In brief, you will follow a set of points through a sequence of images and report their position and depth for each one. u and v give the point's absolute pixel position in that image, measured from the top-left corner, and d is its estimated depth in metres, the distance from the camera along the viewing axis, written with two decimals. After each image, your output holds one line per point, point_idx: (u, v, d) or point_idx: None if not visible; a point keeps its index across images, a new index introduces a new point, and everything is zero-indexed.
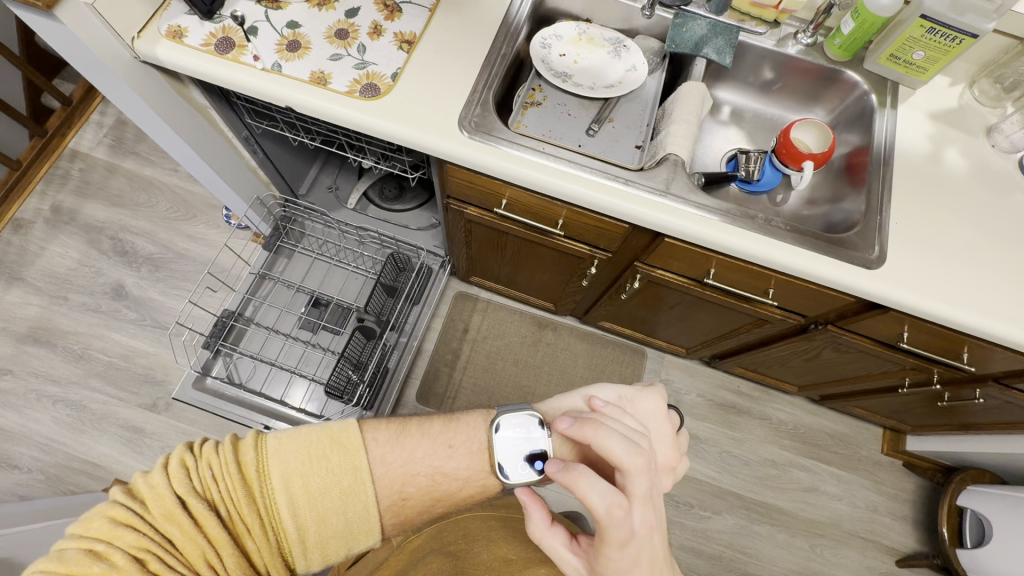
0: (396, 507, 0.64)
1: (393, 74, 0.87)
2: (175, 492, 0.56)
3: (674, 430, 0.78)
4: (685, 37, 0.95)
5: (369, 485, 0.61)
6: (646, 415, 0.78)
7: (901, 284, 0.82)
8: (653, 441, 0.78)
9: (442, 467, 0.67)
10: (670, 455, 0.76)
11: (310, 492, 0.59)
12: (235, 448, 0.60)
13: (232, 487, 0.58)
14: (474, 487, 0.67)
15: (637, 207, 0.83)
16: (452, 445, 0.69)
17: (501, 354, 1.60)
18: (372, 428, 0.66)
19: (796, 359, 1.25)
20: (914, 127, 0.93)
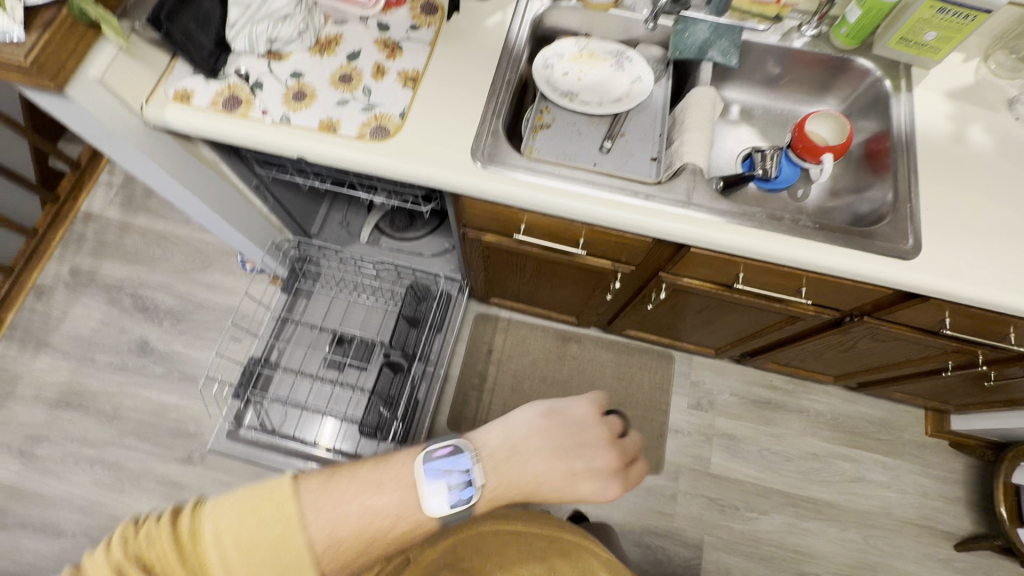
0: (331, 556, 0.56)
1: (401, 113, 0.87)
2: (112, 565, 0.51)
3: (611, 432, 0.71)
4: (688, 43, 0.94)
5: (302, 535, 0.54)
6: (579, 420, 0.71)
7: (940, 272, 0.80)
8: (589, 444, 0.69)
9: (372, 506, 0.59)
10: (609, 458, 0.68)
11: (241, 550, 0.53)
12: (173, 515, 0.54)
13: (168, 554, 0.52)
14: (405, 525, 0.60)
15: (659, 221, 0.82)
16: (382, 482, 0.61)
17: (528, 373, 1.58)
18: (304, 475, 0.58)
19: (831, 350, 1.23)
20: (933, 108, 0.91)
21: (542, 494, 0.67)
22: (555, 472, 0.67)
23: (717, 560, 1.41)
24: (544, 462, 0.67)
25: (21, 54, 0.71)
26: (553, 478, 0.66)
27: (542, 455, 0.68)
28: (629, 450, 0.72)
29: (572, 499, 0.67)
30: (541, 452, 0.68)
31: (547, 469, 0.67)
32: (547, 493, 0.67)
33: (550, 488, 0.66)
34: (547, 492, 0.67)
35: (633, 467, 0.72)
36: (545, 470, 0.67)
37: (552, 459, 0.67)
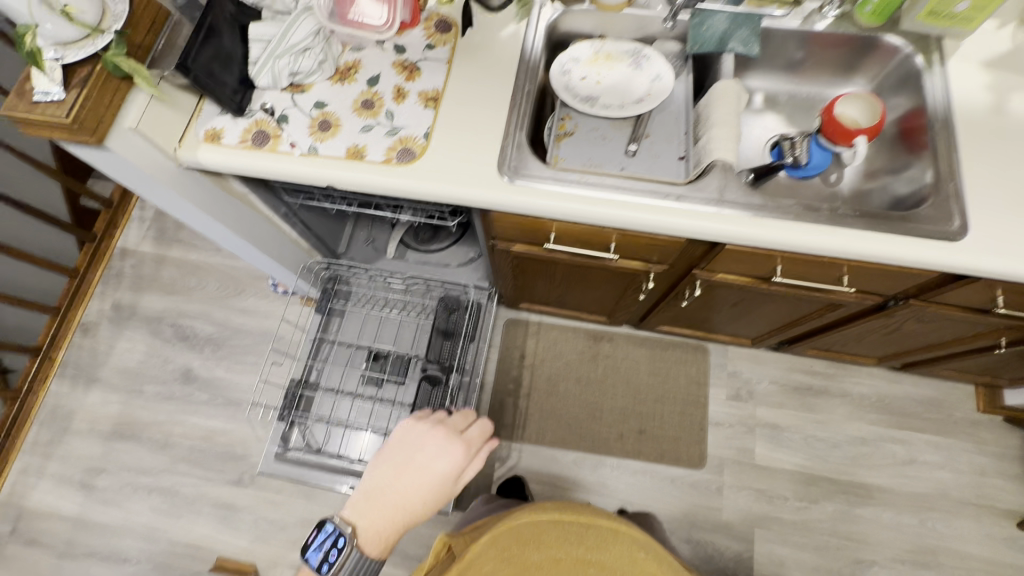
0: None
1: (425, 133, 0.88)
2: None
3: (431, 429, 0.91)
4: (706, 36, 0.93)
5: None
6: (404, 440, 0.90)
7: (991, 252, 0.77)
8: (421, 449, 0.89)
9: None
10: (437, 447, 0.89)
11: None
12: None
13: None
14: None
15: (692, 221, 0.81)
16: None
17: (562, 375, 1.59)
18: None
19: (875, 333, 1.19)
20: (970, 80, 0.87)
21: (413, 493, 0.84)
22: (410, 473, 0.86)
23: (768, 551, 1.40)
24: (397, 472, 0.86)
25: (63, 114, 0.74)
26: (408, 477, 0.85)
27: (396, 468, 0.86)
28: (458, 421, 0.96)
29: (434, 481, 0.85)
30: (394, 470, 0.86)
31: (402, 477, 0.85)
32: (414, 490, 0.84)
33: (416, 485, 0.85)
34: (414, 488, 0.84)
35: (468, 432, 0.93)
36: (402, 477, 0.85)
37: (400, 470, 0.86)
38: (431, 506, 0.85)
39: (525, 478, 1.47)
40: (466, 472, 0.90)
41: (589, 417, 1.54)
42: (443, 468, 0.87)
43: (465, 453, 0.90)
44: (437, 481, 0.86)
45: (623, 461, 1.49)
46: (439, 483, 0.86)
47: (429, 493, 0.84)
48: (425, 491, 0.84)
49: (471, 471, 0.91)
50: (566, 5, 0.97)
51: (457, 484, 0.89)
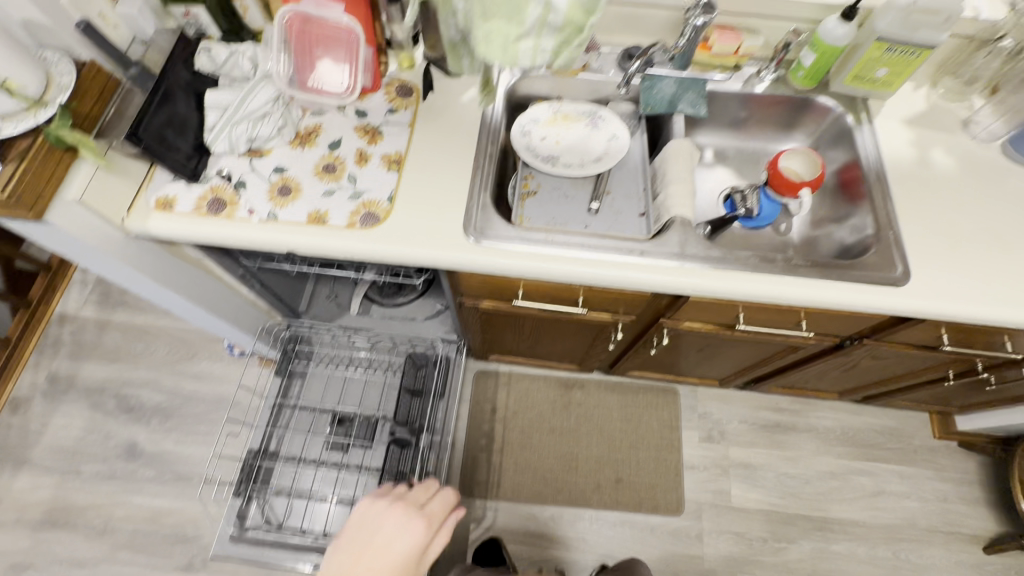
0: None
1: (389, 197, 0.87)
2: None
3: (390, 506, 0.91)
4: (657, 99, 0.98)
5: None
6: (362, 521, 0.88)
7: (933, 295, 0.82)
8: (381, 529, 0.87)
9: None
10: (397, 524, 0.88)
11: None
12: None
13: None
14: None
15: (656, 276, 0.83)
16: None
17: (535, 426, 1.56)
18: None
19: (834, 370, 1.24)
20: (895, 137, 0.95)
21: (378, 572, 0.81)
22: (370, 553, 0.83)
23: None
24: (358, 556, 0.83)
25: None
26: (369, 559, 0.82)
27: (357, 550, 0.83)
28: (418, 496, 0.96)
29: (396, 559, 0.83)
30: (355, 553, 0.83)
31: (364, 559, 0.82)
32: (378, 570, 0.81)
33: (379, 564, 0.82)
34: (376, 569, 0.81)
35: (428, 505, 0.94)
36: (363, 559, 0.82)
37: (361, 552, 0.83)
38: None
39: (502, 539, 1.41)
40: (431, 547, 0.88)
41: (565, 469, 1.50)
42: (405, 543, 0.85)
43: (426, 526, 0.89)
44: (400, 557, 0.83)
45: (601, 513, 1.46)
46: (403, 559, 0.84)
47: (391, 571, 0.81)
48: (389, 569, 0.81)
49: (436, 544, 0.89)
50: (524, 70, 1.00)
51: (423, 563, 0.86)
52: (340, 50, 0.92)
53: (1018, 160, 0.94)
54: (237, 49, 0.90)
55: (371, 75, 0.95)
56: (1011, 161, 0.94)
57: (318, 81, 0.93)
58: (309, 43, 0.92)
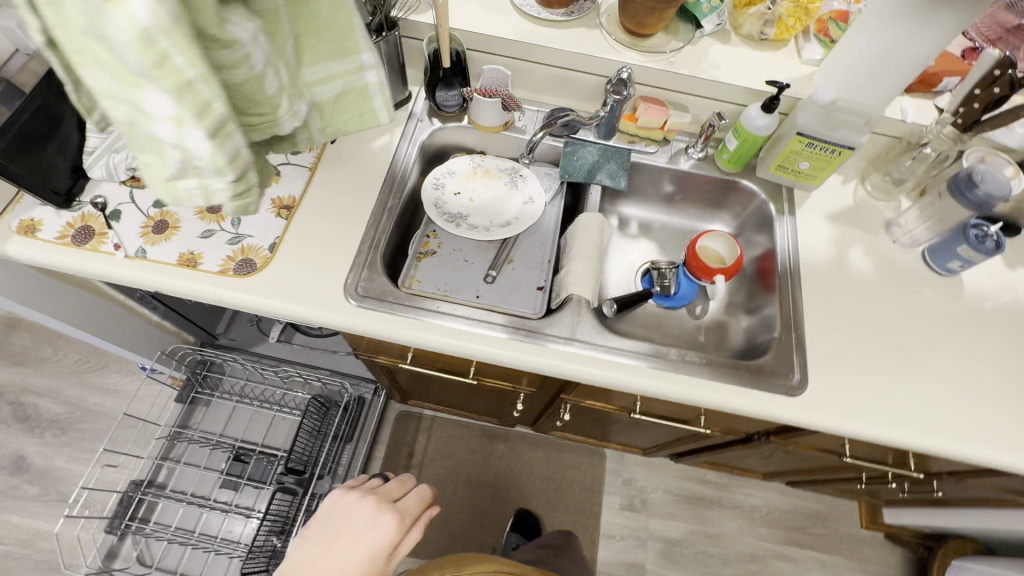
0: None
1: (271, 245, 0.82)
2: None
3: (366, 498, 0.83)
4: (576, 165, 0.94)
5: None
6: (333, 512, 0.80)
7: (828, 410, 0.77)
8: (353, 521, 0.79)
9: None
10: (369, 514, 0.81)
11: None
12: None
13: None
14: None
15: (540, 359, 0.78)
16: None
17: (451, 477, 1.49)
18: None
19: (752, 456, 1.19)
20: (815, 233, 0.92)
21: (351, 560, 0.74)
22: (344, 544, 0.76)
23: None
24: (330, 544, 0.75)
25: None
26: (343, 546, 0.75)
27: (330, 542, 0.76)
28: (393, 489, 0.90)
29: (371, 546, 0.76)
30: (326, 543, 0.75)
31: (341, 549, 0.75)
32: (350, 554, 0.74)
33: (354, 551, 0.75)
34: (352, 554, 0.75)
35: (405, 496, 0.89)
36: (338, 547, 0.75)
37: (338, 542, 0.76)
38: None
39: None
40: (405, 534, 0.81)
41: (476, 526, 1.43)
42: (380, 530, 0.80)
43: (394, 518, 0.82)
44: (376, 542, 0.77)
45: None
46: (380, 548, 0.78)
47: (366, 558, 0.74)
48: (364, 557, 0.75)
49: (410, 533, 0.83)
50: (443, 121, 0.97)
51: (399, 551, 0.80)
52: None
53: (936, 270, 0.90)
54: None
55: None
56: (930, 271, 0.91)
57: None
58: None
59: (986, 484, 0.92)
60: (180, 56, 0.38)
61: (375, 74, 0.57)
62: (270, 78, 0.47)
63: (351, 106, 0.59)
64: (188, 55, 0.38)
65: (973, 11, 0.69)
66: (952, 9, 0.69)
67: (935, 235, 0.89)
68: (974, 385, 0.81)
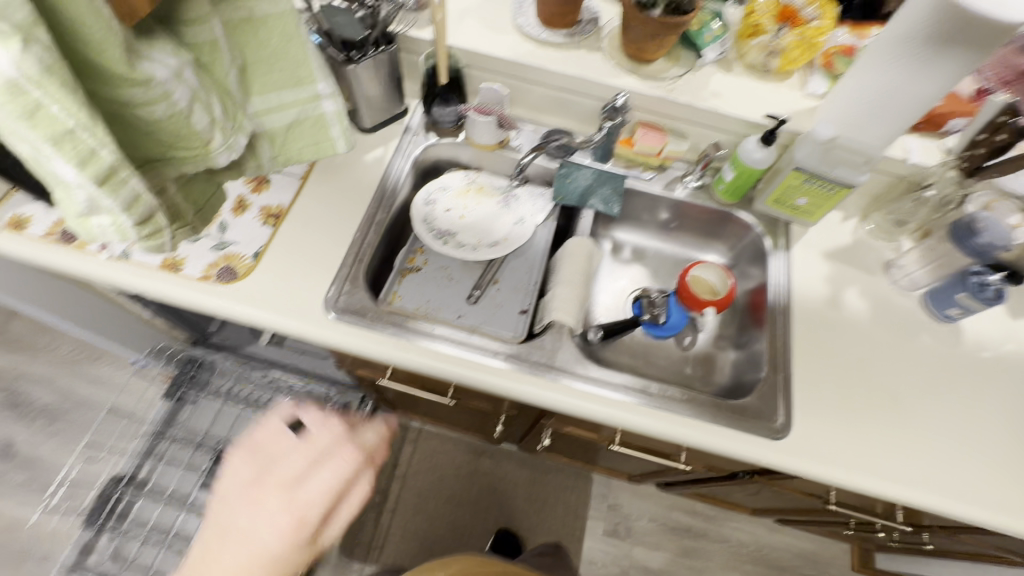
0: None
1: (255, 253, 0.82)
2: None
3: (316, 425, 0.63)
4: (569, 189, 0.93)
5: None
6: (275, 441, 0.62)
7: (812, 457, 0.75)
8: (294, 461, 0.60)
9: None
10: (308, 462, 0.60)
11: None
12: None
13: None
14: None
15: (516, 385, 0.76)
16: None
17: (434, 491, 1.47)
18: None
19: (739, 492, 1.16)
20: (810, 270, 0.90)
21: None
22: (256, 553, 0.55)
23: None
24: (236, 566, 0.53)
25: None
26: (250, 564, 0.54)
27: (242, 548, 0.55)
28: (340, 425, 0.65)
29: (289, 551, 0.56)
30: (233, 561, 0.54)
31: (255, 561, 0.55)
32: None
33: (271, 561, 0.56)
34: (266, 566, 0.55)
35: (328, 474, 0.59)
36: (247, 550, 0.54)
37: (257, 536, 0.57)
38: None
39: None
40: (341, 516, 0.59)
41: (455, 543, 1.41)
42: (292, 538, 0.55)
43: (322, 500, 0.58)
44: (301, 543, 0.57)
45: None
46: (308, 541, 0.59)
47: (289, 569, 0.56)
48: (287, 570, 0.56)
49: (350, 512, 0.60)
50: (438, 137, 0.97)
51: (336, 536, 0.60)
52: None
53: (935, 316, 0.87)
54: None
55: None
56: (928, 316, 0.88)
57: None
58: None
59: (978, 541, 0.88)
60: (58, 106, 0.36)
61: (329, 98, 0.61)
62: (197, 112, 0.46)
63: (305, 127, 0.61)
64: (70, 103, 0.36)
65: (977, 56, 0.67)
66: (955, 55, 0.67)
67: (935, 280, 0.86)
68: (967, 439, 0.78)
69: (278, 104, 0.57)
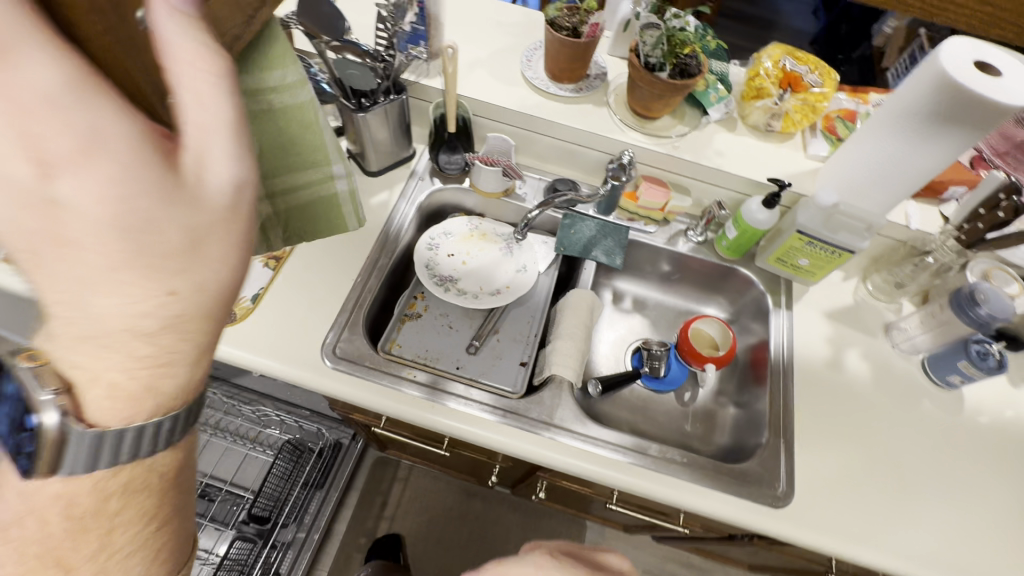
0: None
1: (254, 296, 0.81)
2: None
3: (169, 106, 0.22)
4: (573, 239, 0.94)
5: None
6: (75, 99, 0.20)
7: (816, 527, 0.73)
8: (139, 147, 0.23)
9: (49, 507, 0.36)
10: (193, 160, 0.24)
11: None
12: None
13: None
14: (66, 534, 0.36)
15: (514, 442, 0.74)
16: None
17: (423, 533, 1.43)
18: None
19: (736, 550, 1.12)
20: (811, 330, 0.90)
21: (110, 301, 0.26)
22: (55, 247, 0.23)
23: None
24: (70, 352, 0.29)
25: None
26: (84, 324, 0.27)
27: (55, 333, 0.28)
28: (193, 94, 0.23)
29: (85, 142, 0.21)
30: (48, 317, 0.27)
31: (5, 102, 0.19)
32: (140, 336, 0.28)
33: (108, 276, 0.25)
34: (91, 293, 0.25)
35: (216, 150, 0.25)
36: (54, 265, 0.24)
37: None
38: (165, 385, 0.32)
39: None
40: (212, 109, 0.24)
41: None
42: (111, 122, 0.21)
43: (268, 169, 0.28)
44: (127, 188, 0.23)
45: None
46: (160, 217, 0.24)
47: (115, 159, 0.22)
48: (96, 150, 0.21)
49: (231, 101, 0.24)
50: (443, 182, 0.97)
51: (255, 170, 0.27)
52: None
53: (935, 382, 0.87)
54: None
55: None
56: (929, 381, 0.88)
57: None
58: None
59: None
60: None
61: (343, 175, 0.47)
62: None
63: (313, 215, 0.48)
64: None
65: (977, 134, 0.68)
66: (956, 132, 0.68)
67: (936, 345, 0.86)
68: (968, 508, 0.77)
69: (284, 190, 0.45)
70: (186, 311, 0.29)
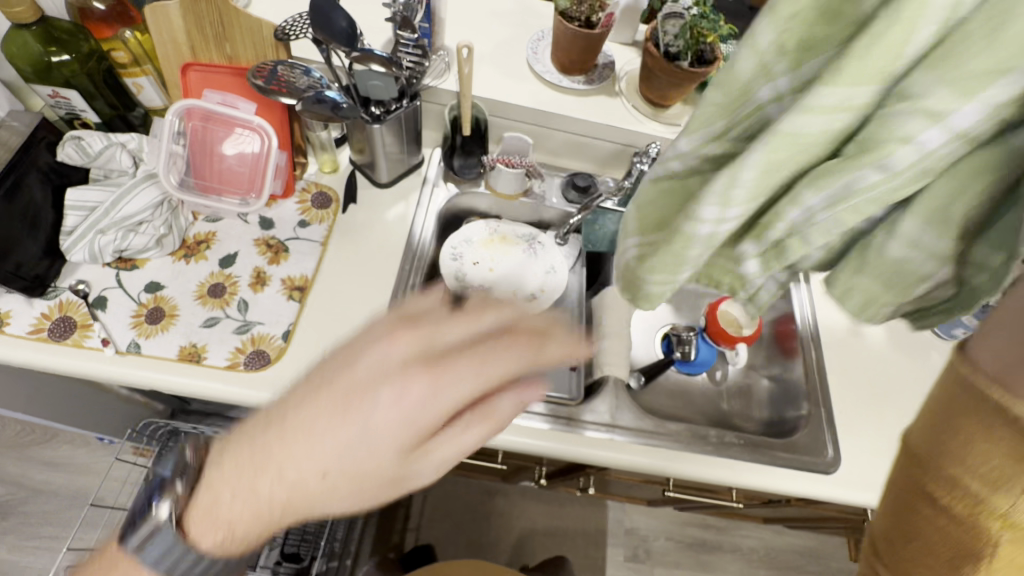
0: None
1: (285, 333, 0.75)
2: None
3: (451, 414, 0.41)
4: (598, 236, 0.95)
5: None
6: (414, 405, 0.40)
7: (864, 487, 0.78)
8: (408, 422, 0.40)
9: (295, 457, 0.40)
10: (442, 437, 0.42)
11: None
12: None
13: None
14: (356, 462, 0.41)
15: (583, 450, 0.73)
16: None
17: (450, 538, 1.42)
18: None
19: (762, 509, 1.20)
20: (830, 301, 0.95)
21: (294, 464, 0.40)
22: (350, 417, 0.40)
23: None
24: (224, 469, 0.43)
25: None
26: (291, 470, 0.40)
27: (259, 433, 0.42)
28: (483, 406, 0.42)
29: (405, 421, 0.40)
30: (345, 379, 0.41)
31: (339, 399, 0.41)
32: (288, 486, 0.40)
33: (336, 473, 0.40)
34: (314, 453, 0.40)
35: (469, 433, 0.42)
36: (296, 436, 0.41)
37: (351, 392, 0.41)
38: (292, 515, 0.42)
39: None
40: (463, 440, 0.42)
41: None
42: (401, 430, 0.40)
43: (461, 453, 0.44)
44: (393, 443, 0.40)
45: None
46: (369, 463, 0.40)
47: (393, 414, 0.40)
48: (398, 418, 0.40)
49: (475, 439, 0.42)
50: (459, 187, 0.93)
51: (503, 416, 0.42)
52: (223, 91, 0.78)
53: (939, 335, 0.94)
54: (116, 140, 0.76)
55: (279, 135, 0.82)
56: (935, 336, 0.95)
57: (222, 132, 0.80)
58: (193, 95, 0.78)
59: None
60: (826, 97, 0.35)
61: (830, 201, 0.38)
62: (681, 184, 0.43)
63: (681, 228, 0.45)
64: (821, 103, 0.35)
65: None
66: None
67: None
68: None
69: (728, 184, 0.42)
70: (341, 489, 0.41)
